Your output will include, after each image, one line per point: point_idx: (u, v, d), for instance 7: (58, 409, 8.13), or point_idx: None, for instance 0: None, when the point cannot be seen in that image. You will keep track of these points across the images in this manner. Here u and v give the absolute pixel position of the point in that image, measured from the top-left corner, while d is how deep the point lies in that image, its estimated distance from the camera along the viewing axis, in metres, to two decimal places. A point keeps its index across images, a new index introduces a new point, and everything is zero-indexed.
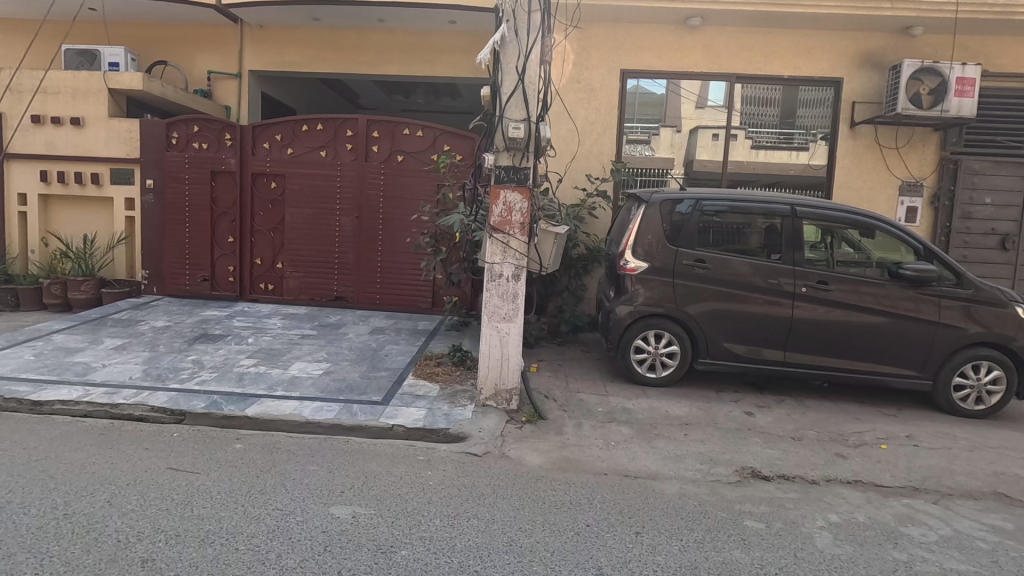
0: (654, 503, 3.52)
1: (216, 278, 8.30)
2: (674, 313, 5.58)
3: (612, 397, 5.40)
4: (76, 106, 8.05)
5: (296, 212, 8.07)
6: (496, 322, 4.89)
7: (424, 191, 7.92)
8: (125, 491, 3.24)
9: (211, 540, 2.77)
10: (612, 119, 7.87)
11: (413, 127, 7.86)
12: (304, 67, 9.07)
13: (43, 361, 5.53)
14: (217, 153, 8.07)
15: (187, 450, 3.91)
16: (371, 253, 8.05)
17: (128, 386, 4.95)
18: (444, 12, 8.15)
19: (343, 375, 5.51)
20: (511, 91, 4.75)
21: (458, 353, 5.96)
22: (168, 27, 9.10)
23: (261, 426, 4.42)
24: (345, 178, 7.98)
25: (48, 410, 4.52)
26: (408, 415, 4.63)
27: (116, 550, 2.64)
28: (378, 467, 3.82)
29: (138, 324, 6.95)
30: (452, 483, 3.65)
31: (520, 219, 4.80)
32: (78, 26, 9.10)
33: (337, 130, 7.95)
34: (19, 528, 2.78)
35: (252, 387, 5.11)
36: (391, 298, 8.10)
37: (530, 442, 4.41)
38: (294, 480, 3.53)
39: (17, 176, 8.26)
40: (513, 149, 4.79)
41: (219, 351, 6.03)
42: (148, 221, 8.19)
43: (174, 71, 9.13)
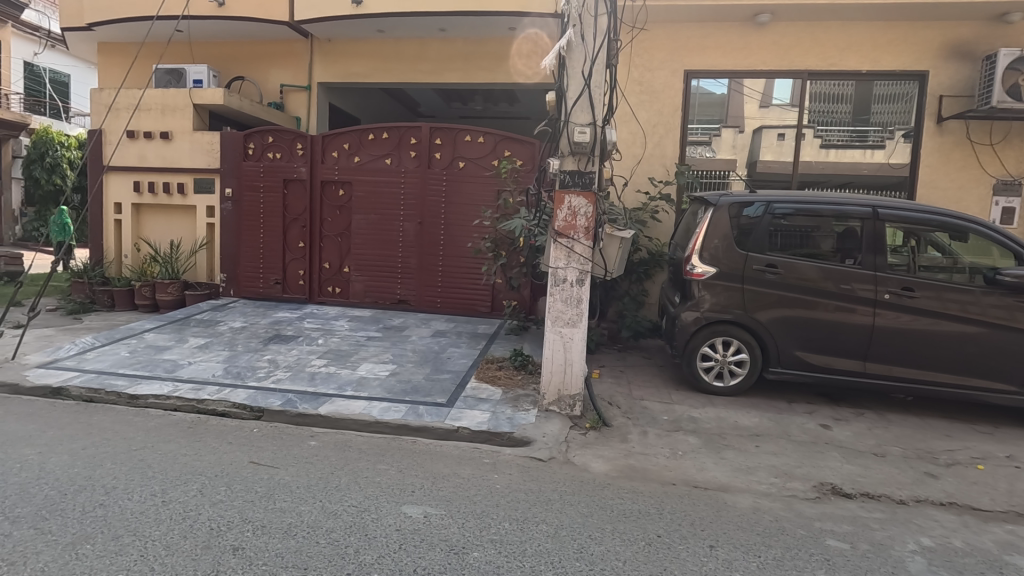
0: (726, 516, 3.40)
1: (287, 280, 8.70)
2: (744, 319, 5.39)
3: (677, 405, 5.28)
4: (165, 121, 8.68)
5: (362, 217, 8.36)
6: (560, 327, 4.88)
7: (486, 197, 8.02)
8: (213, 482, 3.43)
9: (294, 532, 2.90)
10: (676, 120, 7.71)
11: (474, 134, 7.99)
12: (369, 77, 9.40)
13: (137, 358, 5.98)
14: (289, 163, 8.48)
15: (267, 445, 4.12)
16: (432, 257, 8.22)
17: (212, 383, 5.27)
18: (505, 19, 8.24)
19: (408, 377, 5.65)
20: (577, 96, 4.74)
21: (519, 357, 6.01)
22: (246, 45, 9.67)
23: (332, 424, 4.60)
24: (408, 184, 8.20)
25: (144, 404, 4.87)
26: (472, 418, 4.70)
27: (209, 537, 2.81)
28: (446, 468, 3.89)
29: (218, 324, 7.38)
30: (518, 487, 3.66)
31: (585, 223, 4.79)
32: (168, 46, 9.82)
33: (402, 138, 8.20)
34: (124, 511, 3.01)
35: (324, 386, 5.32)
36: (451, 302, 8.24)
37: (594, 448, 4.37)
38: (366, 478, 3.65)
39: (113, 187, 8.98)
40: (578, 154, 4.77)
41: (291, 351, 6.33)
42: (226, 227, 8.69)
43: (250, 86, 9.66)
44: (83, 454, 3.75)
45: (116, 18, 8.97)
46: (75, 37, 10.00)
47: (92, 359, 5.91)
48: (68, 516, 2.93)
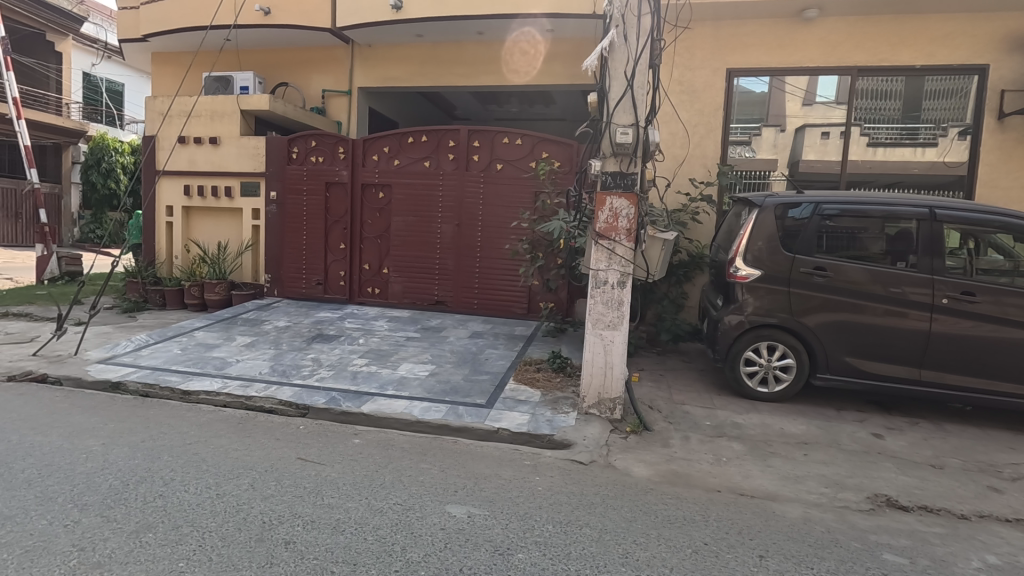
0: (775, 526, 3.31)
1: (328, 281, 8.90)
2: (790, 323, 5.24)
3: (719, 410, 5.17)
4: (214, 127, 9.01)
5: (401, 219, 8.48)
6: (600, 329, 4.85)
7: (524, 198, 8.03)
8: (263, 477, 3.54)
9: (342, 528, 2.96)
10: (717, 120, 7.55)
11: (512, 136, 8.02)
12: (407, 82, 9.54)
13: (188, 355, 6.21)
14: (331, 166, 8.69)
15: (313, 441, 4.22)
16: (470, 258, 8.28)
17: (259, 380, 5.44)
18: (543, 21, 8.24)
19: (447, 377, 5.71)
20: (619, 97, 4.70)
21: (557, 359, 5.99)
22: (290, 52, 9.95)
23: (375, 422, 4.69)
24: (446, 186, 8.28)
25: (196, 399, 5.05)
26: (512, 419, 4.72)
27: (262, 530, 2.89)
28: (487, 469, 3.91)
29: (263, 324, 7.61)
30: (560, 490, 3.65)
31: (627, 225, 4.75)
32: (217, 55, 10.20)
33: (440, 141, 8.29)
34: (182, 502, 3.13)
35: (365, 385, 5.43)
36: (488, 303, 8.28)
37: (635, 453, 4.32)
38: (410, 476, 3.70)
39: (166, 191, 9.38)
40: (620, 155, 4.74)
41: (334, 350, 6.47)
42: (270, 229, 8.95)
43: (293, 91, 9.93)
44: (142, 447, 3.91)
45: (170, 29, 9.37)
46: (131, 48, 10.49)
47: (147, 355, 6.18)
48: (131, 505, 3.07)
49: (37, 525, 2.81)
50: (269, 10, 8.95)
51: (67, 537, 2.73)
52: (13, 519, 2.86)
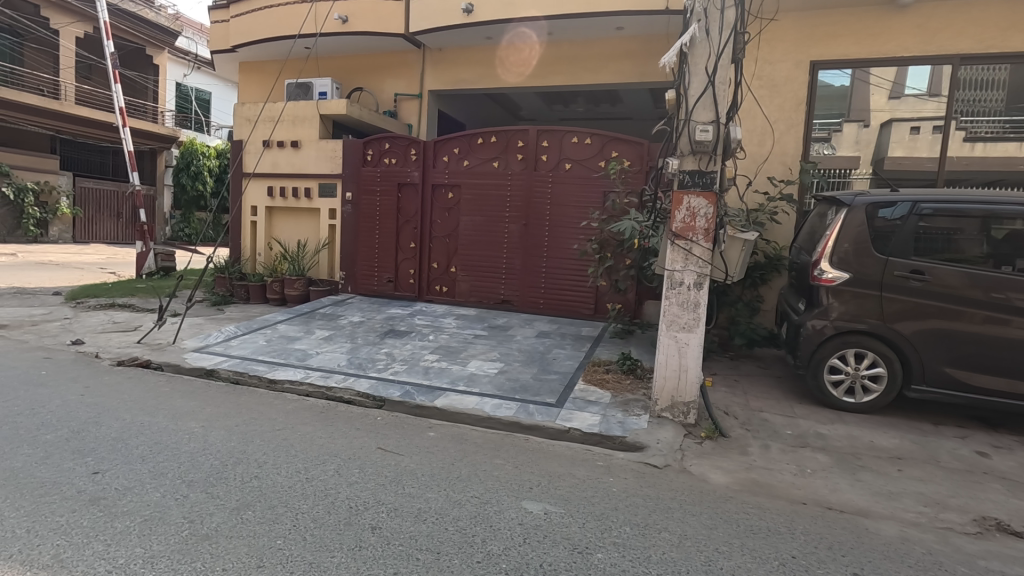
0: (870, 544, 3.11)
1: (399, 279, 9.18)
2: (882, 330, 4.91)
3: (801, 419, 4.93)
4: (296, 131, 9.52)
5: (469, 219, 8.63)
6: (675, 331, 4.74)
7: (593, 198, 7.97)
8: (347, 464, 3.70)
9: (424, 517, 3.05)
10: (799, 115, 7.20)
11: (582, 135, 7.99)
12: (476, 84, 9.69)
13: (272, 347, 6.59)
14: (404, 168, 8.97)
15: (390, 433, 4.37)
16: (537, 258, 8.30)
17: (338, 372, 5.71)
18: (615, 18, 8.14)
19: (517, 376, 5.76)
20: (699, 93, 4.60)
21: (627, 361, 5.93)
22: (366, 57, 10.33)
23: (448, 416, 4.81)
24: (515, 186, 8.35)
25: (281, 388, 5.36)
26: (583, 420, 4.71)
27: (350, 514, 3.03)
28: (561, 467, 3.92)
29: (339, 318, 7.95)
30: (635, 492, 3.59)
31: (705, 225, 4.63)
32: (299, 63, 10.76)
33: (509, 141, 8.38)
34: (275, 484, 3.33)
35: (437, 380, 5.58)
36: (555, 303, 8.27)
37: (712, 459, 4.18)
38: (484, 471, 3.75)
39: (251, 192, 9.99)
40: (699, 153, 4.63)
41: (405, 346, 6.68)
42: (345, 228, 9.34)
43: (368, 96, 10.29)
44: (236, 431, 4.18)
45: (258, 39, 9.95)
46: (222, 58, 11.24)
47: (237, 346, 6.62)
48: (231, 484, 3.29)
49: (152, 497, 3.07)
50: (348, 18, 9.33)
51: (177, 510, 2.96)
52: (132, 489, 3.14)
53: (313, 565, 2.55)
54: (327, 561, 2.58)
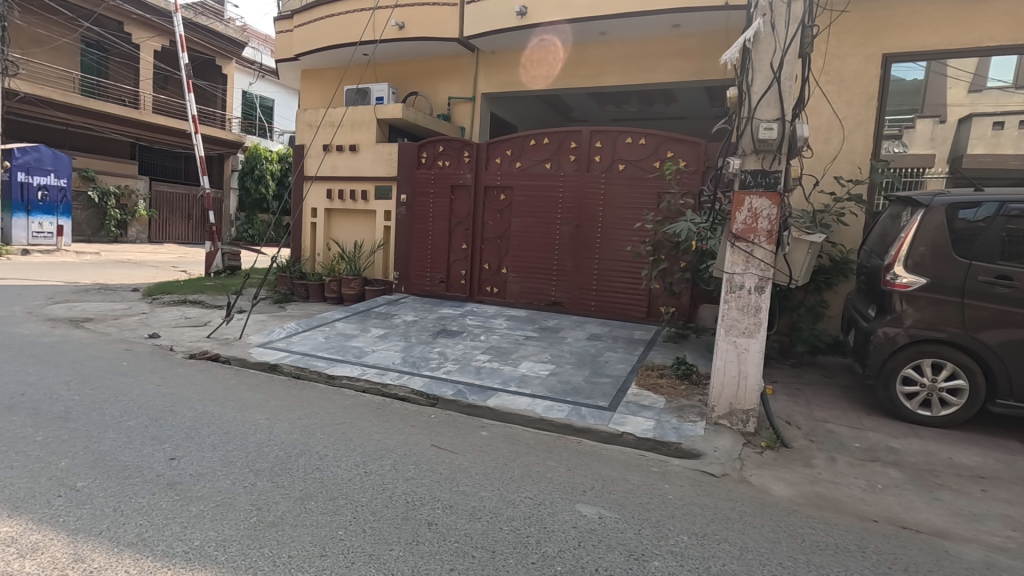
0: (950, 567, 2.90)
1: (450, 279, 9.31)
2: (962, 339, 4.60)
3: (870, 432, 4.67)
4: (355, 135, 9.86)
5: (521, 220, 8.65)
6: (734, 336, 4.59)
7: (647, 199, 7.84)
8: (403, 460, 3.78)
9: (479, 515, 3.07)
10: (869, 112, 6.84)
11: (636, 135, 7.90)
12: (528, 86, 9.71)
13: (331, 343, 6.83)
14: (457, 170, 9.11)
15: (444, 431, 4.44)
16: (588, 260, 8.23)
17: (393, 369, 5.87)
18: (671, 16, 7.98)
19: (569, 378, 5.72)
20: (764, 90, 4.45)
21: (682, 365, 5.78)
22: (421, 62, 10.55)
23: (500, 417, 4.84)
24: (567, 188, 8.32)
25: (339, 383, 5.56)
26: (637, 424, 4.64)
27: (406, 509, 3.09)
28: (614, 472, 3.86)
29: (393, 317, 8.15)
30: (693, 500, 3.49)
31: (768, 226, 4.47)
32: (359, 70, 11.13)
33: (562, 143, 8.37)
34: (336, 476, 3.44)
35: (489, 380, 5.63)
36: (606, 306, 8.17)
37: (773, 470, 4.01)
38: (537, 473, 3.74)
39: (312, 195, 10.41)
40: (762, 151, 4.48)
41: (457, 346, 6.77)
42: (399, 229, 9.56)
43: (422, 100, 10.51)
44: (299, 424, 4.35)
45: (320, 47, 10.35)
46: (286, 67, 11.75)
47: (298, 342, 6.90)
48: (294, 474, 3.42)
49: (223, 484, 3.24)
50: (404, 25, 9.56)
51: (246, 497, 3.10)
52: (205, 476, 3.32)
53: (372, 557, 2.61)
54: (386, 554, 2.64)
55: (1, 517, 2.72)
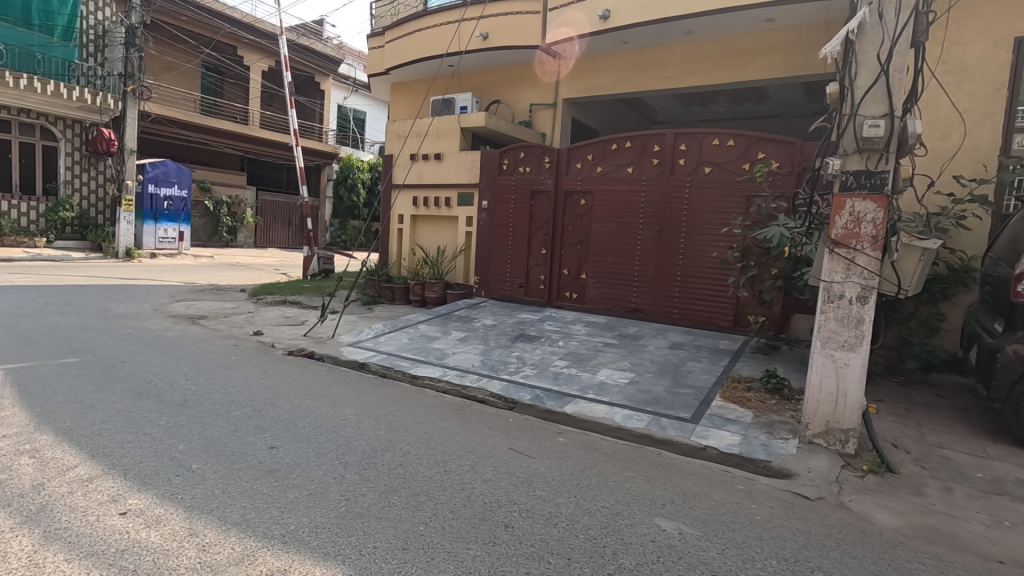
0: None
1: (529, 284, 9.36)
2: None
3: (996, 462, 4.16)
4: (440, 144, 10.23)
5: (601, 226, 8.57)
6: (832, 349, 4.27)
7: (735, 203, 7.50)
8: (481, 461, 3.87)
9: (555, 521, 3.07)
10: (998, 102, 6.12)
11: (724, 137, 7.60)
12: (611, 89, 9.59)
13: (414, 344, 7.12)
14: (537, 175, 9.20)
15: (522, 434, 4.48)
16: (671, 266, 7.98)
17: (472, 372, 6.02)
18: (763, 10, 7.60)
19: (649, 388, 5.57)
20: (869, 85, 4.14)
21: (773, 379, 5.45)
22: (505, 71, 10.75)
23: (577, 423, 4.82)
24: (649, 192, 8.14)
25: (422, 383, 5.78)
26: (722, 438, 4.44)
27: (484, 510, 3.15)
28: (696, 487, 3.71)
29: (473, 321, 8.34)
30: (782, 523, 3.27)
31: (872, 231, 4.14)
32: (444, 81, 11.53)
33: (645, 146, 8.22)
34: (419, 473, 3.58)
35: (567, 386, 5.61)
36: (690, 314, 7.86)
37: (876, 496, 3.67)
38: (615, 482, 3.68)
39: (399, 202, 10.93)
40: (868, 150, 4.15)
41: (536, 350, 6.80)
42: (481, 235, 9.78)
43: (505, 108, 10.71)
44: (384, 420, 4.57)
45: (409, 61, 10.84)
46: (377, 80, 12.41)
47: (384, 342, 7.26)
48: (379, 468, 3.59)
49: (316, 473, 3.46)
50: (488, 35, 9.79)
51: (336, 487, 3.30)
52: (300, 465, 3.57)
53: (451, 554, 2.68)
54: (464, 552, 2.70)
55: (130, 491, 3.07)
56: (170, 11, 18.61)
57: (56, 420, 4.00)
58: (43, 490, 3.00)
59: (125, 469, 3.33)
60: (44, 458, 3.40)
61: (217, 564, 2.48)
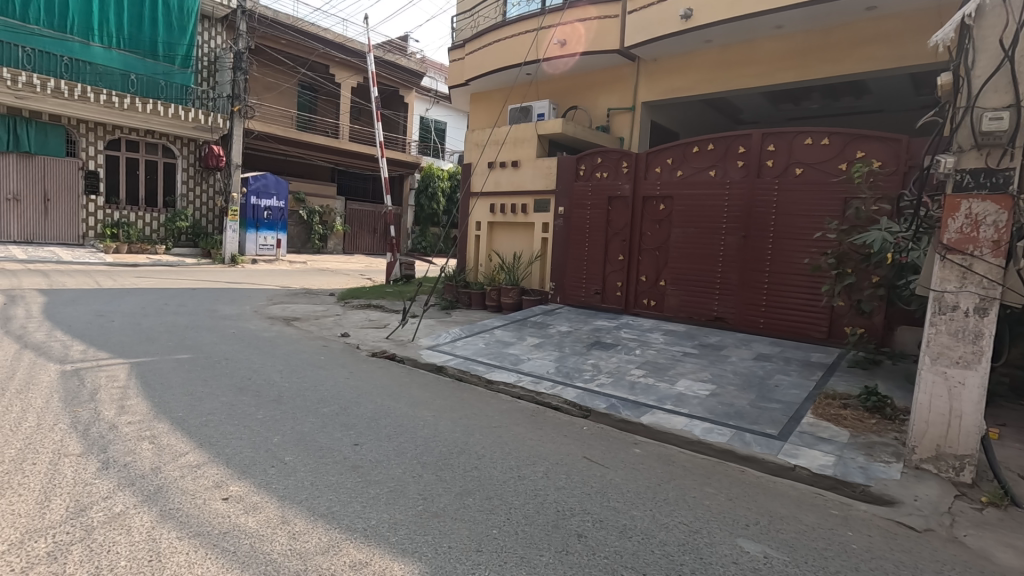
0: None
1: (606, 291, 9.23)
2: None
3: None
4: (517, 151, 10.39)
5: (681, 231, 8.30)
6: (944, 367, 3.87)
7: (830, 206, 7.02)
8: (555, 468, 3.86)
9: (630, 534, 3.00)
10: None
11: (818, 135, 7.15)
12: (692, 90, 9.30)
13: (490, 349, 7.24)
14: (615, 180, 9.07)
15: (596, 444, 4.42)
16: (757, 273, 7.57)
17: (547, 378, 6.02)
18: None
19: (732, 401, 5.31)
20: (989, 74, 3.75)
21: (872, 397, 5.01)
22: (582, 77, 10.71)
23: (653, 434, 4.69)
24: (734, 196, 7.79)
25: (497, 388, 5.87)
26: (813, 458, 4.15)
27: (558, 518, 3.13)
28: (784, 509, 3.48)
29: (548, 327, 8.35)
30: (884, 555, 3.00)
31: (994, 235, 3.72)
32: (522, 89, 11.68)
33: (729, 148, 7.88)
34: (493, 476, 3.63)
35: (644, 396, 5.47)
36: (778, 323, 7.42)
37: (998, 533, 3.26)
38: (694, 499, 3.53)
39: (477, 209, 11.20)
40: (988, 146, 3.75)
41: (611, 358, 6.69)
42: (557, 241, 9.80)
43: (581, 113, 10.68)
44: (460, 423, 4.68)
45: (487, 71, 11.09)
46: (457, 92, 12.80)
47: (461, 346, 7.45)
48: (455, 470, 3.68)
49: (396, 471, 3.61)
50: (566, 42, 9.82)
51: (414, 486, 3.41)
52: (382, 462, 3.73)
53: (524, 560, 2.69)
54: (537, 559, 2.70)
55: (232, 479, 3.34)
56: (272, 36, 20.36)
57: (171, 410, 4.44)
58: (160, 473, 3.35)
59: (227, 458, 3.63)
60: (161, 444, 3.78)
61: (306, 552, 2.64)
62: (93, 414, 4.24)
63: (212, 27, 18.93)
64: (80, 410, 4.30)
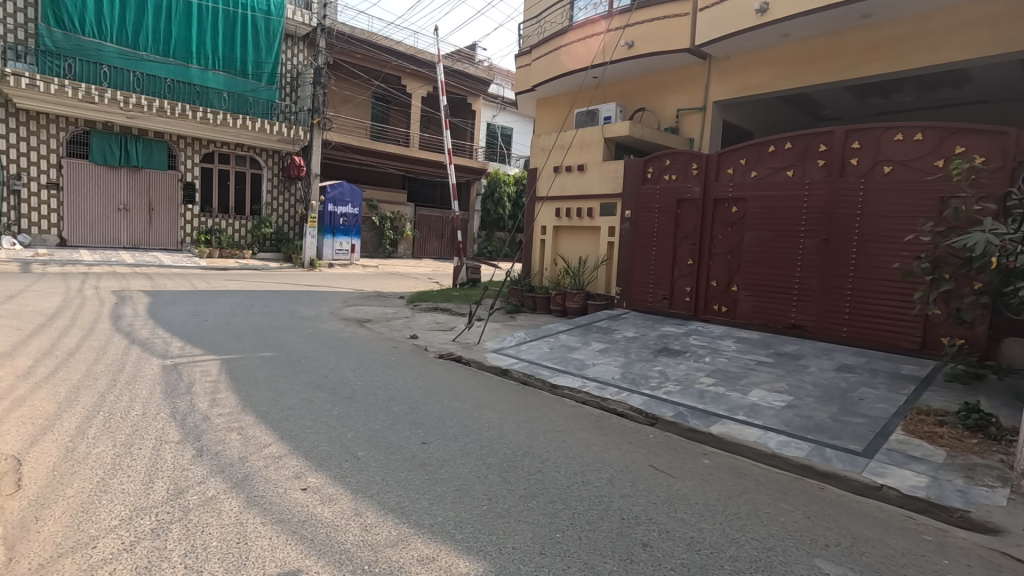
0: None
1: (674, 296, 8.99)
2: None
3: None
4: (583, 155, 10.35)
5: (755, 234, 7.96)
6: None
7: (923, 207, 6.49)
8: (620, 475, 3.80)
9: (698, 547, 2.91)
10: None
11: (909, 131, 6.65)
12: (768, 87, 8.91)
13: (555, 353, 7.25)
14: (684, 183, 8.84)
15: (663, 452, 4.31)
16: (840, 279, 7.12)
17: (612, 384, 5.95)
18: None
19: (811, 413, 5.02)
20: None
21: (973, 415, 4.59)
22: (650, 78, 10.52)
23: (724, 446, 4.51)
24: (814, 197, 7.38)
25: (561, 392, 5.87)
26: (903, 478, 3.85)
27: (622, 525, 3.09)
28: (869, 531, 3.25)
29: (614, 332, 8.24)
30: None
31: None
32: (588, 93, 11.63)
33: (808, 146, 7.49)
34: (557, 481, 3.63)
35: (714, 405, 5.28)
36: (863, 332, 6.93)
37: None
38: (767, 515, 3.37)
39: (543, 214, 11.25)
40: None
41: (679, 365, 6.51)
42: (624, 245, 9.66)
43: (650, 115, 10.50)
44: (524, 426, 4.71)
45: (554, 76, 11.13)
46: (524, 98, 12.93)
47: (525, 349, 7.50)
48: (520, 473, 3.71)
49: (462, 471, 3.69)
50: (634, 43, 9.69)
51: (479, 486, 3.48)
52: (448, 461, 3.83)
53: (587, 565, 2.68)
54: (600, 565, 2.68)
55: (311, 470, 3.55)
56: (349, 51, 21.52)
57: (256, 404, 4.77)
58: (247, 462, 3.60)
59: (306, 451, 3.85)
60: (248, 435, 4.06)
61: (377, 544, 2.76)
62: (189, 405, 4.62)
63: (295, 45, 20.15)
64: (178, 401, 4.71)
